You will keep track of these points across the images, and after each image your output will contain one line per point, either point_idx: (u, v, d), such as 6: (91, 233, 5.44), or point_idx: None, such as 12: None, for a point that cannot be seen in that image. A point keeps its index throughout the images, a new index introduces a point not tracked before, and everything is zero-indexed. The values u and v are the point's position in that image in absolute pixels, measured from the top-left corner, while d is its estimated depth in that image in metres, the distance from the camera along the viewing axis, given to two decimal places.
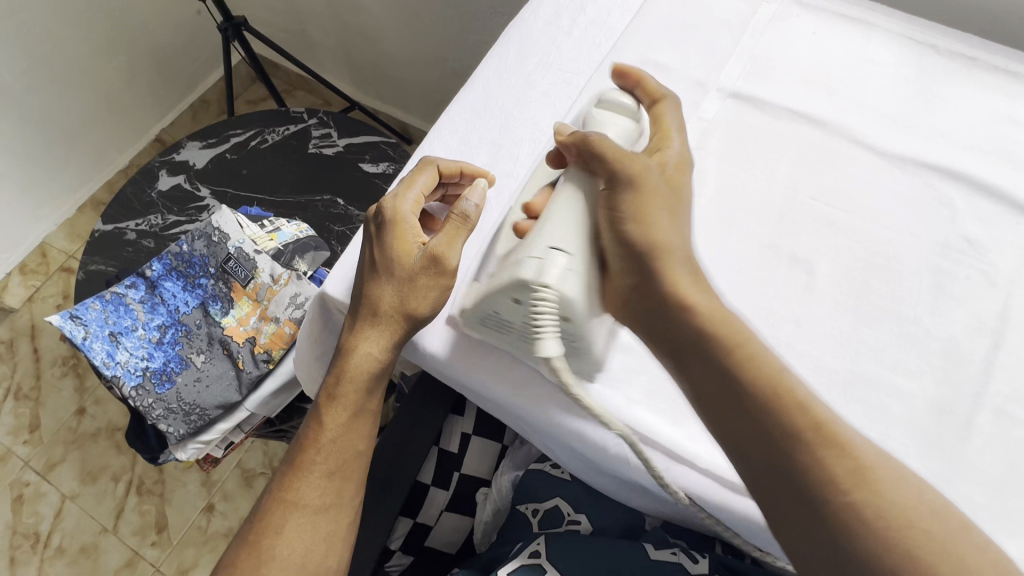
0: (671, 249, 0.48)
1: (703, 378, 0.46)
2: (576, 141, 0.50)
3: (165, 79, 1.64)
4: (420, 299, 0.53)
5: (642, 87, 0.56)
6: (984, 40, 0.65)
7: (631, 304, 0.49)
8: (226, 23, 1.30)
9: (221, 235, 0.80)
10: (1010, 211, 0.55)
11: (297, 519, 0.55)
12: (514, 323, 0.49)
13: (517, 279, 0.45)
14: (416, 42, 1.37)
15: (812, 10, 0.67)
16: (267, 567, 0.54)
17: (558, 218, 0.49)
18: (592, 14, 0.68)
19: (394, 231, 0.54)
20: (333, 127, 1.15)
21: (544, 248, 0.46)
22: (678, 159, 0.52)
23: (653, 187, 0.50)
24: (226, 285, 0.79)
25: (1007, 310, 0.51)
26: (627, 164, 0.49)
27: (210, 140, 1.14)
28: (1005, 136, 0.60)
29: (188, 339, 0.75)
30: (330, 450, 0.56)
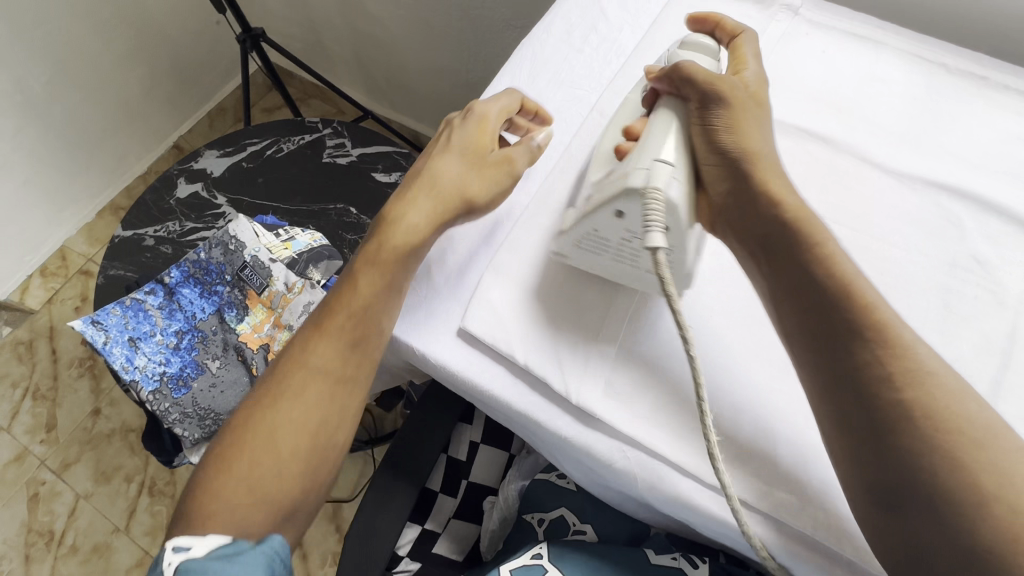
0: (761, 156, 0.50)
1: (790, 283, 0.46)
2: (666, 72, 0.52)
3: (183, 88, 1.67)
4: (481, 187, 0.54)
5: (722, 28, 0.59)
6: (994, 59, 0.65)
7: (726, 214, 0.50)
8: (245, 35, 1.33)
9: (237, 243, 0.82)
10: (1020, 230, 0.55)
11: (308, 386, 0.51)
12: (614, 240, 0.48)
13: (624, 187, 0.45)
14: (430, 53, 1.40)
15: (821, 28, 0.68)
16: (272, 429, 0.49)
17: (659, 135, 0.49)
18: (603, 31, 0.69)
19: (473, 127, 0.56)
20: (347, 137, 1.17)
21: (649, 160, 0.46)
22: (758, 78, 0.54)
23: (742, 102, 0.51)
24: (242, 292, 0.80)
25: (1016, 330, 0.51)
26: (719, 85, 0.51)
27: (227, 148, 1.16)
28: (1015, 155, 0.60)
29: (204, 345, 0.77)
30: (356, 312, 0.52)
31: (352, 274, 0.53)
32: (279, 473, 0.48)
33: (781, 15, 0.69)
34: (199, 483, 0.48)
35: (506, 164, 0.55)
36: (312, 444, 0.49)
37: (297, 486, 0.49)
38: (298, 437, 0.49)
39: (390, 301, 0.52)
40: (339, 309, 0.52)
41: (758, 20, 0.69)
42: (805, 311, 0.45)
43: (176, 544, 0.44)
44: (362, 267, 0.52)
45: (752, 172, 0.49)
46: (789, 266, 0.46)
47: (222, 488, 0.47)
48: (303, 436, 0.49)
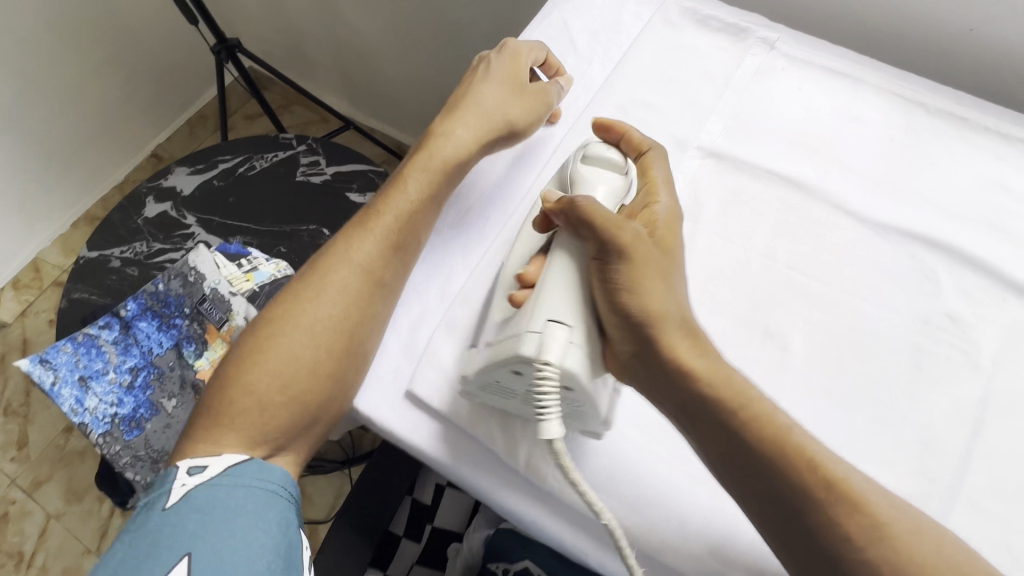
0: (668, 316, 0.44)
1: (713, 442, 0.43)
2: (565, 206, 0.47)
3: (161, 96, 1.63)
4: (520, 107, 0.57)
5: (627, 140, 0.54)
6: (975, 99, 0.63)
7: (633, 369, 0.45)
8: (219, 45, 1.29)
9: (196, 275, 0.80)
10: (995, 286, 0.53)
11: (359, 278, 0.51)
12: (519, 392, 0.44)
13: (515, 353, 0.42)
14: (410, 66, 1.36)
15: (798, 63, 0.65)
16: (323, 320, 0.49)
17: (553, 288, 0.45)
18: (572, 64, 0.66)
19: (508, 61, 0.59)
20: (322, 155, 1.14)
21: (542, 321, 0.42)
22: (667, 216, 0.49)
23: (647, 254, 0.45)
24: (201, 326, 0.78)
25: (988, 395, 0.49)
26: (619, 232, 0.45)
27: (198, 166, 1.13)
28: (993, 204, 0.57)
29: (160, 382, 0.75)
30: (407, 216, 0.53)
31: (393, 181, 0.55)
32: (308, 370, 0.48)
33: (757, 49, 0.66)
34: (226, 377, 0.48)
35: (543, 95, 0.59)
36: (360, 334, 0.50)
37: (323, 389, 0.48)
38: (331, 335, 0.49)
39: (431, 210, 0.54)
40: (383, 212, 0.53)
41: (732, 54, 0.66)
42: (738, 472, 0.42)
43: (189, 465, 0.44)
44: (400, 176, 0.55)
45: (663, 342, 0.43)
46: (708, 426, 0.43)
47: (252, 383, 0.47)
48: (343, 328, 0.49)
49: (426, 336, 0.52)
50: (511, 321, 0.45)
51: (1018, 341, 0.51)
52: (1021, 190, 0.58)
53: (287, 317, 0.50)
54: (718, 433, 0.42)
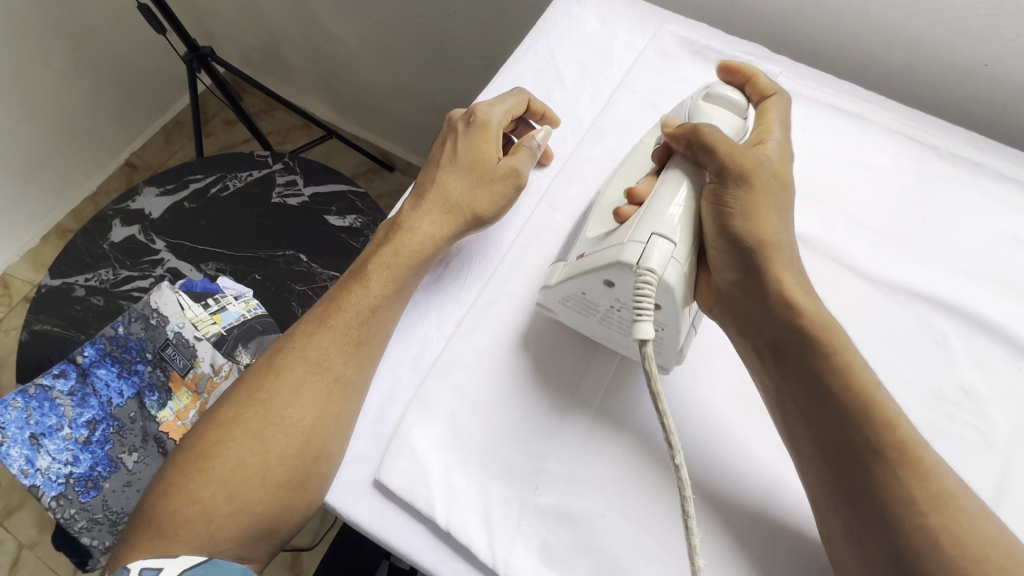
0: (779, 246, 0.44)
1: (796, 384, 0.42)
2: (684, 133, 0.46)
3: (133, 102, 1.56)
4: (486, 201, 0.52)
5: (753, 84, 0.53)
6: (990, 142, 0.59)
7: (732, 301, 0.45)
8: (191, 54, 1.22)
9: (159, 317, 0.75)
10: (1012, 355, 0.50)
11: (313, 383, 0.46)
12: (603, 305, 0.45)
13: (616, 259, 0.41)
14: (394, 76, 1.30)
15: (803, 101, 0.61)
16: (273, 429, 0.45)
17: (660, 208, 0.44)
18: (559, 100, 0.62)
19: (477, 138, 0.54)
20: (299, 174, 1.08)
21: (644, 232, 0.42)
22: (778, 152, 0.49)
23: (765, 186, 0.45)
24: (164, 373, 0.73)
25: (1005, 480, 0.46)
26: (739, 158, 0.45)
27: (168, 186, 1.07)
28: (1010, 261, 0.53)
29: (120, 436, 0.70)
30: (368, 310, 0.49)
31: (362, 264, 0.52)
32: (262, 480, 0.44)
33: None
34: (172, 481, 0.44)
35: (511, 176, 0.53)
36: (310, 450, 0.44)
37: (277, 503, 0.44)
38: (287, 440, 0.44)
39: (397, 304, 0.50)
40: (351, 300, 0.49)
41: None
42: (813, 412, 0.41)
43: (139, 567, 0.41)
44: (367, 262, 0.51)
45: (765, 266, 0.43)
46: (797, 361, 0.42)
47: (198, 490, 0.43)
48: (293, 439, 0.44)
49: (397, 416, 0.48)
50: (611, 235, 0.45)
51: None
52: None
53: (232, 424, 0.45)
54: (801, 371, 0.42)
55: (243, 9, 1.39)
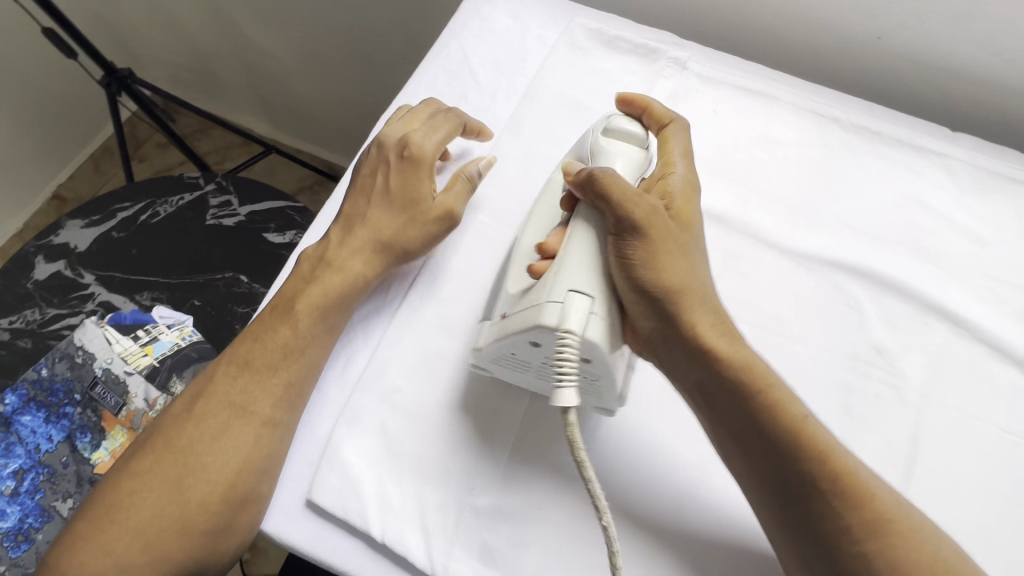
0: (689, 289, 0.43)
1: (728, 417, 0.42)
2: (584, 179, 0.45)
3: (56, 132, 1.48)
4: (412, 239, 0.51)
5: (649, 114, 0.52)
6: (889, 111, 0.62)
7: (653, 347, 0.45)
8: (108, 77, 1.17)
9: (86, 354, 0.71)
10: (917, 310, 0.52)
11: (242, 428, 0.44)
12: (534, 363, 0.44)
13: (534, 322, 0.40)
14: (327, 86, 1.28)
15: (713, 83, 0.62)
16: (194, 477, 0.43)
17: (576, 260, 0.43)
18: (474, 100, 0.61)
19: (411, 166, 0.52)
20: (233, 194, 1.05)
21: (564, 290, 0.41)
22: (683, 185, 0.48)
23: (660, 231, 0.44)
24: (96, 413, 0.70)
25: (918, 431, 0.48)
26: (632, 207, 0.43)
27: (94, 217, 1.02)
28: (913, 223, 0.56)
29: (51, 483, 0.66)
30: (298, 354, 0.47)
31: (286, 300, 0.49)
32: (182, 530, 0.42)
33: (669, 69, 0.62)
34: (85, 532, 0.42)
35: (444, 217, 0.52)
36: (235, 497, 0.43)
37: (202, 548, 0.42)
38: (210, 486, 0.43)
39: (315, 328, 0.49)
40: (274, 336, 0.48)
41: (643, 77, 0.62)
42: (742, 449, 0.42)
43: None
44: (292, 298, 0.49)
45: (678, 313, 0.43)
46: (725, 402, 0.42)
47: (112, 542, 0.41)
48: (216, 486, 0.43)
49: (327, 433, 0.47)
50: (526, 295, 0.43)
51: (945, 370, 0.50)
52: (939, 207, 0.57)
53: (148, 473, 0.43)
54: (730, 413, 0.42)
55: (162, 27, 1.34)
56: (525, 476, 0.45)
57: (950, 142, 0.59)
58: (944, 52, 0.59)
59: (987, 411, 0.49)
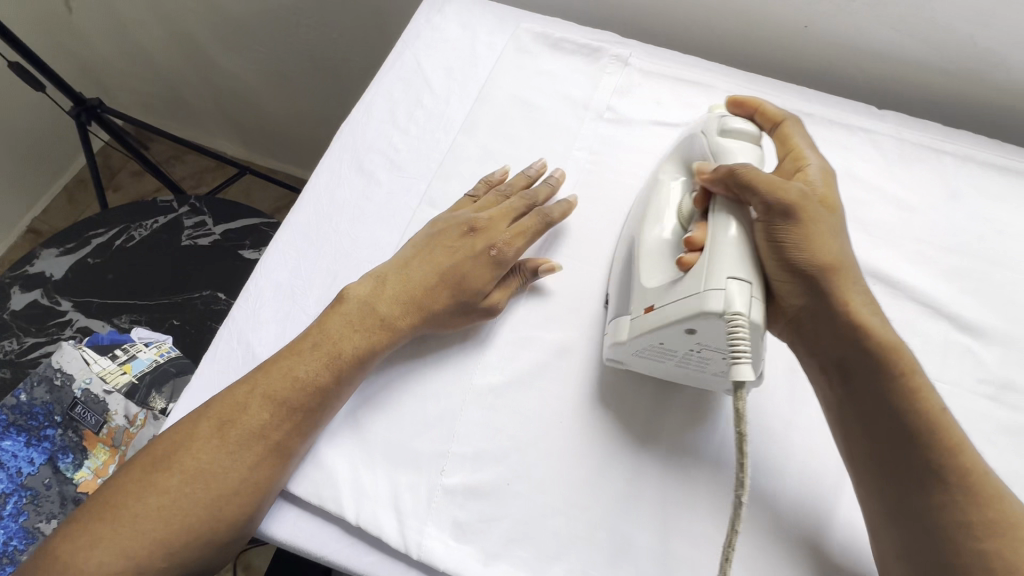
0: (839, 268, 0.44)
1: (864, 401, 0.43)
2: (722, 175, 0.44)
3: (28, 166, 1.49)
4: (449, 323, 0.51)
5: (762, 113, 0.51)
6: (819, 94, 0.66)
7: (799, 322, 0.45)
8: (77, 107, 1.18)
9: (64, 376, 0.72)
10: None
11: (268, 462, 0.45)
12: (681, 351, 0.44)
13: (699, 309, 0.40)
14: (297, 105, 1.30)
15: (654, 77, 0.66)
16: (217, 499, 0.44)
17: (731, 251, 0.42)
18: (429, 105, 0.65)
19: (483, 258, 0.52)
20: (207, 214, 1.07)
21: (724, 278, 0.40)
22: (822, 176, 0.47)
23: (814, 214, 0.44)
24: (77, 433, 0.70)
25: None
26: (784, 193, 0.43)
27: (69, 245, 1.03)
28: (847, 195, 0.60)
29: (35, 505, 0.67)
30: (331, 397, 0.48)
31: (331, 341, 0.49)
32: (204, 542, 0.43)
33: (612, 67, 0.66)
34: (99, 533, 0.42)
35: (485, 311, 0.51)
36: (251, 517, 0.45)
37: (212, 556, 0.44)
38: (232, 506, 0.44)
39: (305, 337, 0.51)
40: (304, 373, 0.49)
41: (589, 75, 0.66)
42: (870, 428, 0.43)
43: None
44: (340, 342, 0.49)
45: (835, 292, 0.43)
46: (864, 384, 0.43)
47: (133, 550, 0.42)
48: (240, 507, 0.44)
49: None
50: (675, 287, 0.43)
51: None
52: (869, 178, 0.61)
53: (171, 492, 0.43)
54: (869, 397, 0.43)
55: (130, 56, 1.35)
56: (493, 454, 0.47)
57: (876, 119, 0.64)
58: (865, 36, 0.64)
59: (922, 363, 0.52)
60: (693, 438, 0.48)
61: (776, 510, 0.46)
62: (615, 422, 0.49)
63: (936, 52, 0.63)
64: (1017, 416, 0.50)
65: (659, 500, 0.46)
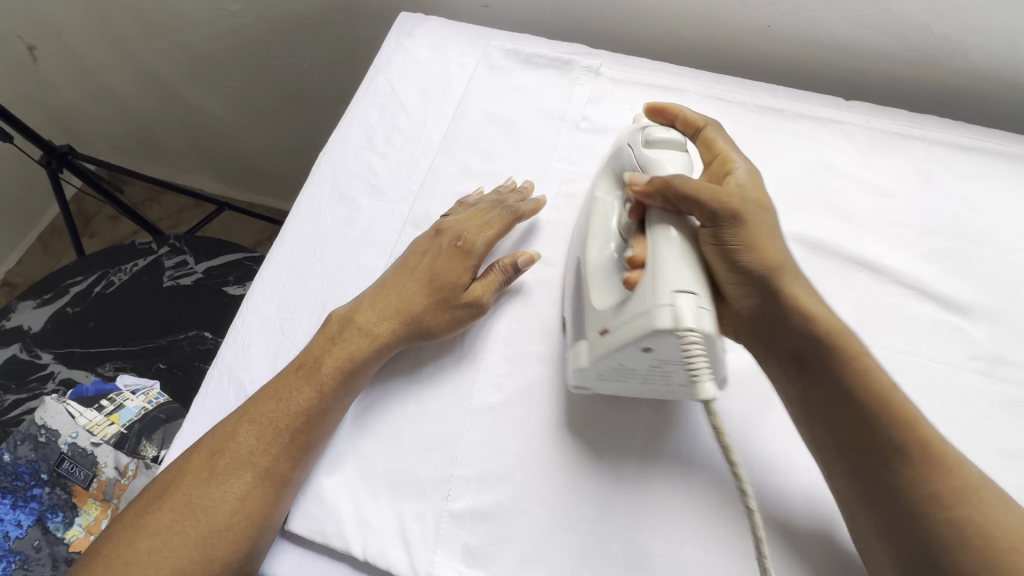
0: (786, 265, 0.45)
1: (820, 391, 0.44)
2: (657, 187, 0.44)
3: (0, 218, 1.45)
4: (435, 316, 0.51)
5: (682, 121, 0.54)
6: (788, 90, 0.67)
7: (756, 325, 0.47)
8: (47, 155, 1.16)
9: (48, 433, 0.69)
10: (840, 264, 0.57)
11: (260, 490, 0.44)
12: (641, 369, 0.43)
13: (651, 328, 0.39)
14: (273, 137, 1.30)
15: (626, 84, 0.67)
16: (209, 536, 0.42)
17: (672, 263, 0.41)
18: (406, 129, 0.65)
19: (455, 251, 0.53)
20: (187, 252, 1.05)
21: (669, 292, 0.40)
22: (750, 176, 0.49)
23: (755, 217, 0.45)
24: (66, 490, 0.68)
25: None
26: (725, 199, 0.44)
27: (46, 295, 1.00)
28: (824, 186, 0.61)
29: (25, 570, 0.64)
30: (322, 419, 0.47)
31: (313, 357, 0.49)
32: None
33: (585, 77, 0.67)
34: None
35: (472, 306, 0.51)
36: (247, 553, 0.43)
37: None
38: (225, 543, 0.42)
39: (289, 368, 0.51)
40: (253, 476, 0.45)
41: (562, 87, 0.66)
42: (839, 423, 0.42)
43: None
44: (321, 356, 0.49)
45: (778, 290, 0.45)
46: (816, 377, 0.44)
47: None
48: (232, 544, 0.42)
49: None
50: (625, 307, 0.42)
51: (871, 313, 0.54)
52: (845, 168, 0.62)
53: (161, 531, 0.42)
54: (825, 381, 0.43)
55: (100, 100, 1.34)
56: (498, 475, 0.47)
57: (845, 110, 0.65)
58: (827, 31, 0.66)
59: (914, 345, 0.53)
60: (696, 438, 0.47)
61: (786, 509, 0.46)
62: (616, 432, 0.48)
63: (898, 41, 0.64)
64: (1011, 388, 0.51)
65: (669, 507, 0.45)
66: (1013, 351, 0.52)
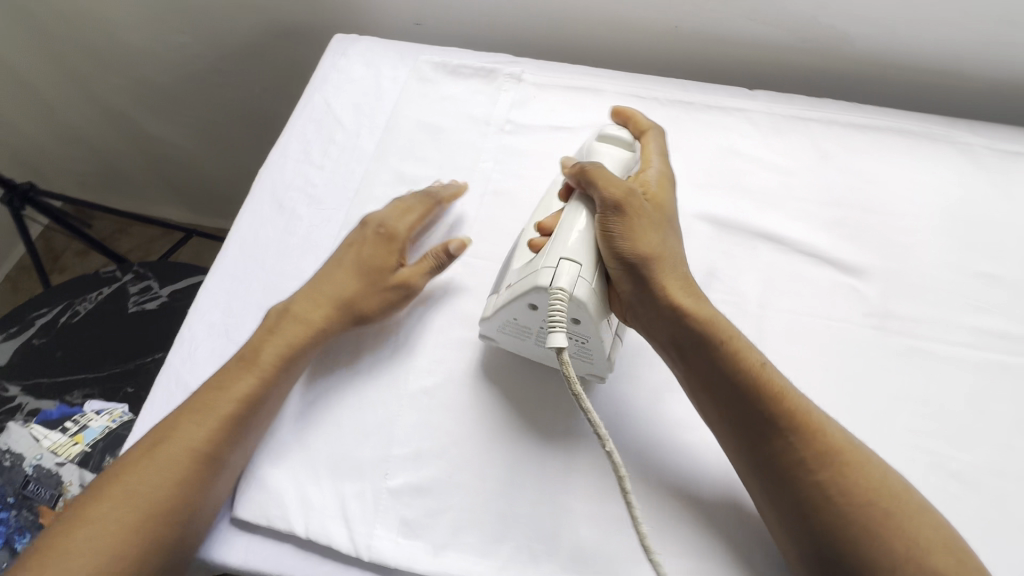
0: (665, 256, 0.50)
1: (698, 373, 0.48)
2: (577, 171, 0.53)
3: None
4: (370, 301, 0.55)
5: (633, 122, 0.61)
6: (698, 83, 0.73)
7: (634, 309, 0.50)
8: (9, 193, 1.18)
9: (12, 457, 0.72)
10: (746, 237, 0.61)
11: (199, 473, 0.47)
12: (535, 327, 0.50)
13: (533, 284, 0.47)
14: (234, 163, 1.33)
15: (546, 88, 0.72)
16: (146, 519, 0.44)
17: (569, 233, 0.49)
18: (341, 141, 0.69)
19: (382, 240, 0.58)
20: (152, 278, 1.08)
21: (556, 258, 0.48)
22: (659, 177, 0.56)
23: (641, 211, 0.51)
24: (30, 511, 0.69)
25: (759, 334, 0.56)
26: (613, 189, 0.51)
27: (11, 329, 1.02)
28: (731, 168, 0.66)
29: None
30: (262, 405, 0.50)
31: (252, 348, 0.52)
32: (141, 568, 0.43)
33: (508, 84, 0.72)
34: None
35: (403, 289, 0.56)
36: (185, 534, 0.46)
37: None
38: (165, 524, 0.44)
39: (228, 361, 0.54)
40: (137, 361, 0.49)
41: (487, 94, 0.71)
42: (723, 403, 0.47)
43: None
44: (259, 347, 0.52)
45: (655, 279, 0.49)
46: (696, 360, 0.48)
47: None
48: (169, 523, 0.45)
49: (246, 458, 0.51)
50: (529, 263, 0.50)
51: (776, 278, 0.59)
52: (750, 151, 0.67)
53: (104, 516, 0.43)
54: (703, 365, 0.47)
55: (61, 138, 1.37)
56: (432, 451, 0.50)
57: (749, 99, 0.71)
58: (726, 29, 0.71)
59: (814, 305, 0.58)
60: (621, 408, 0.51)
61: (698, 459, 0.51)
62: (542, 403, 0.52)
63: (789, 35, 0.70)
64: (903, 338, 0.56)
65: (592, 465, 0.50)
66: (902, 305, 0.58)
